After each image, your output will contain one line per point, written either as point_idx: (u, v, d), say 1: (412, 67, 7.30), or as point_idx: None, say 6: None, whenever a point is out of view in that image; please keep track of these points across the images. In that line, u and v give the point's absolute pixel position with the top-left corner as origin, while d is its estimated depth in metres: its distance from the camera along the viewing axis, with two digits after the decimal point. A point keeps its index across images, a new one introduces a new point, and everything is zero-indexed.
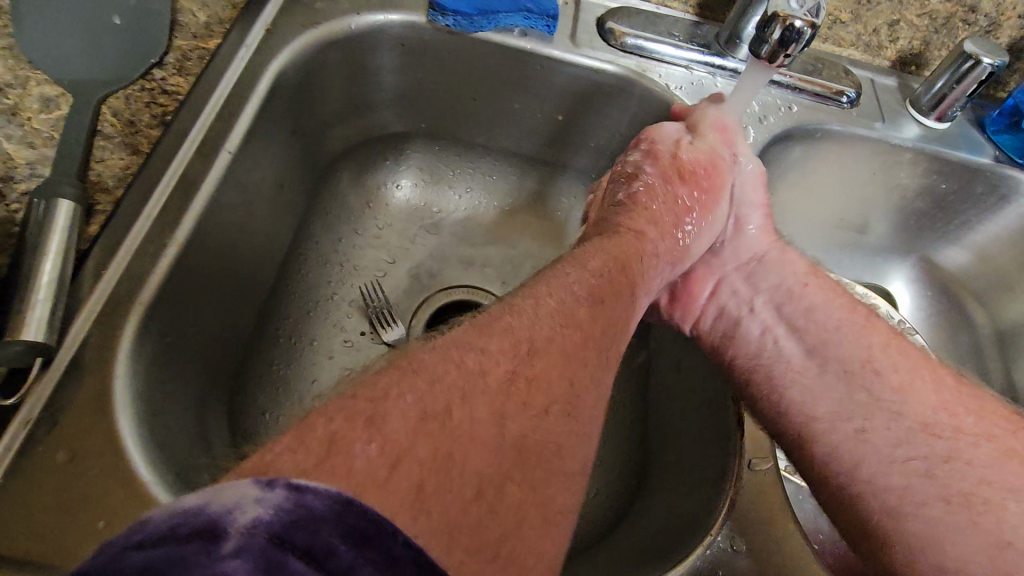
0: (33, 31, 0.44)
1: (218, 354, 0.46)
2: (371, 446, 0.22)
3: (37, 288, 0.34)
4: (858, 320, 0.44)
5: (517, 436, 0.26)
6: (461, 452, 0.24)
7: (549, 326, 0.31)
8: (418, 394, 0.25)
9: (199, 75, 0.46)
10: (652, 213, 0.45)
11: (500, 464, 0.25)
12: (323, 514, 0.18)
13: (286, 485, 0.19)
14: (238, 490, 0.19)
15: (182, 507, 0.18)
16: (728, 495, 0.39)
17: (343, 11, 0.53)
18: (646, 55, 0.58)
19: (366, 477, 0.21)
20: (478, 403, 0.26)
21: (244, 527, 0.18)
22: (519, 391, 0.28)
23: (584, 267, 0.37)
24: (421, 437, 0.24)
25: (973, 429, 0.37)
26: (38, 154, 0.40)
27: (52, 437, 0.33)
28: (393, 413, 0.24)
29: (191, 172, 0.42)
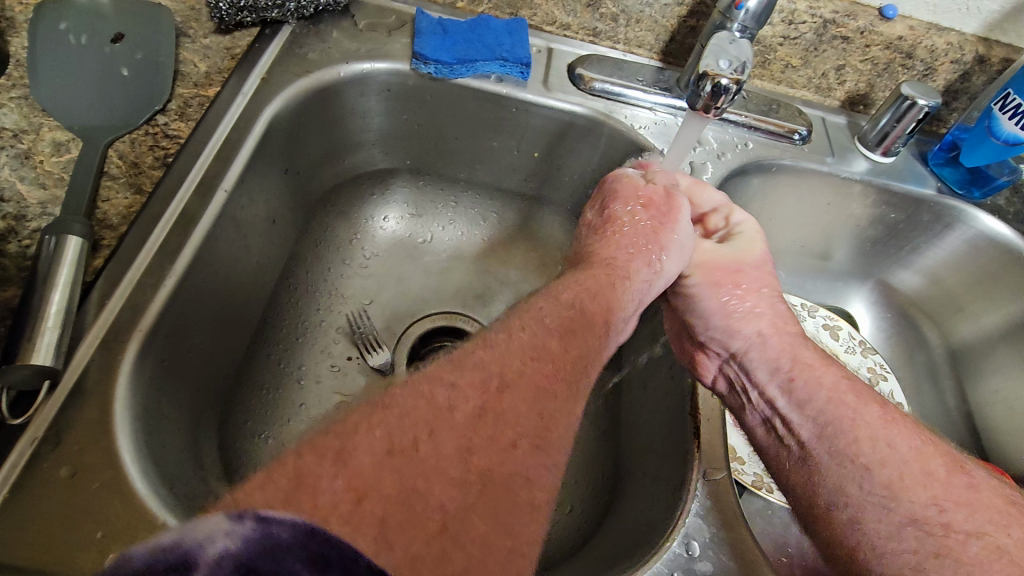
0: (49, 83, 0.48)
1: (209, 378, 0.48)
2: (337, 482, 0.24)
3: (45, 317, 0.36)
4: (844, 394, 0.43)
5: (482, 468, 0.28)
6: (426, 486, 0.26)
7: (519, 359, 0.34)
8: (386, 429, 0.27)
9: (199, 120, 0.50)
10: (622, 240, 0.47)
11: (465, 497, 0.27)
12: (287, 543, 0.21)
13: (253, 517, 0.21)
14: (210, 524, 0.20)
15: (159, 544, 0.20)
16: (686, 505, 0.42)
17: (332, 61, 0.58)
18: (614, 98, 0.63)
19: (332, 510, 0.23)
20: (445, 440, 0.28)
21: (213, 561, 0.19)
22: (486, 425, 0.30)
23: (556, 299, 0.39)
24: (387, 470, 0.26)
25: (963, 527, 0.35)
26: (49, 194, 0.44)
27: (55, 455, 0.35)
28: (360, 449, 0.26)
29: (190, 209, 0.46)
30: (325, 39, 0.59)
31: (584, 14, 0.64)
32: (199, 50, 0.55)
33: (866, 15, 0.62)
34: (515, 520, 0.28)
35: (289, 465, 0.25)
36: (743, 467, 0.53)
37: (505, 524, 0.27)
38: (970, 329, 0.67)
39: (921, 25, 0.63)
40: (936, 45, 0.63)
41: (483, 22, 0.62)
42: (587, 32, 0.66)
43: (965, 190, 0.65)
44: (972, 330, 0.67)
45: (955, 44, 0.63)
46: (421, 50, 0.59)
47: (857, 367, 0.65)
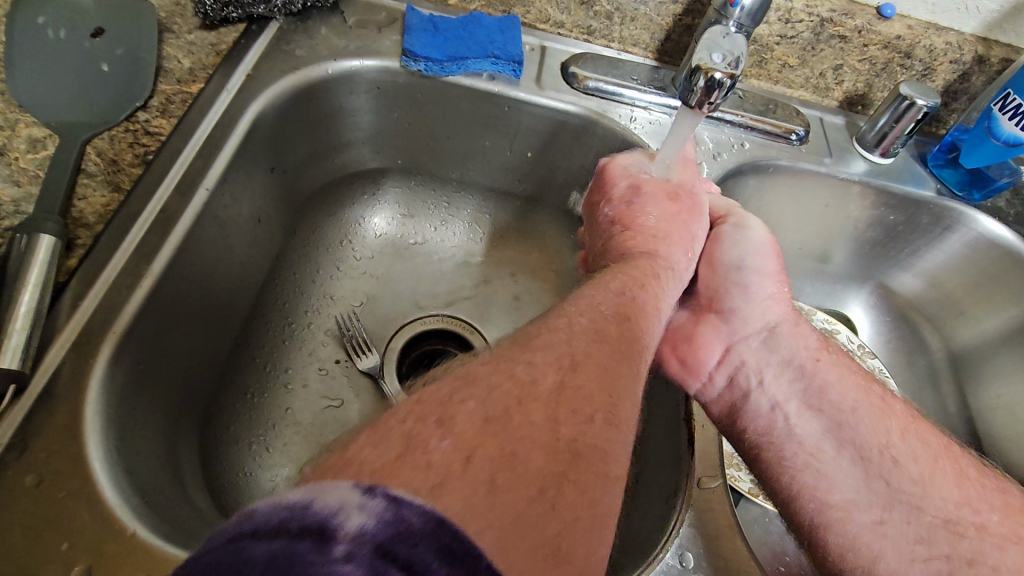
0: (26, 78, 0.47)
1: (189, 381, 0.47)
2: (445, 442, 0.24)
3: (12, 319, 0.35)
4: (872, 394, 0.44)
5: (569, 438, 0.27)
6: (523, 451, 0.25)
7: (585, 342, 0.33)
8: (479, 399, 0.27)
9: (181, 118, 0.49)
10: (657, 233, 0.48)
11: (557, 463, 0.25)
12: (419, 530, 0.19)
13: (384, 494, 0.20)
14: (341, 492, 0.20)
15: (288, 503, 0.19)
16: (680, 513, 0.40)
17: (320, 58, 0.57)
18: (608, 97, 0.62)
19: (442, 469, 0.23)
20: (534, 410, 0.27)
21: (352, 534, 0.19)
22: (568, 399, 0.29)
23: (605, 287, 0.40)
24: (487, 436, 0.25)
25: (997, 530, 0.38)
26: (23, 192, 0.43)
27: (21, 462, 0.34)
28: (459, 417, 0.26)
29: (170, 207, 0.44)
30: (313, 35, 0.58)
31: (578, 11, 0.63)
32: (182, 46, 0.54)
33: (864, 14, 0.61)
34: (596, 494, 0.26)
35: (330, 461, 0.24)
36: (738, 474, 0.52)
37: (590, 496, 0.26)
38: (971, 333, 0.66)
39: (920, 24, 0.62)
40: (935, 45, 0.62)
41: (475, 19, 0.61)
42: (581, 30, 0.65)
43: (964, 192, 0.64)
44: (972, 334, 0.66)
45: (954, 43, 0.62)
46: (411, 47, 0.58)
47: None
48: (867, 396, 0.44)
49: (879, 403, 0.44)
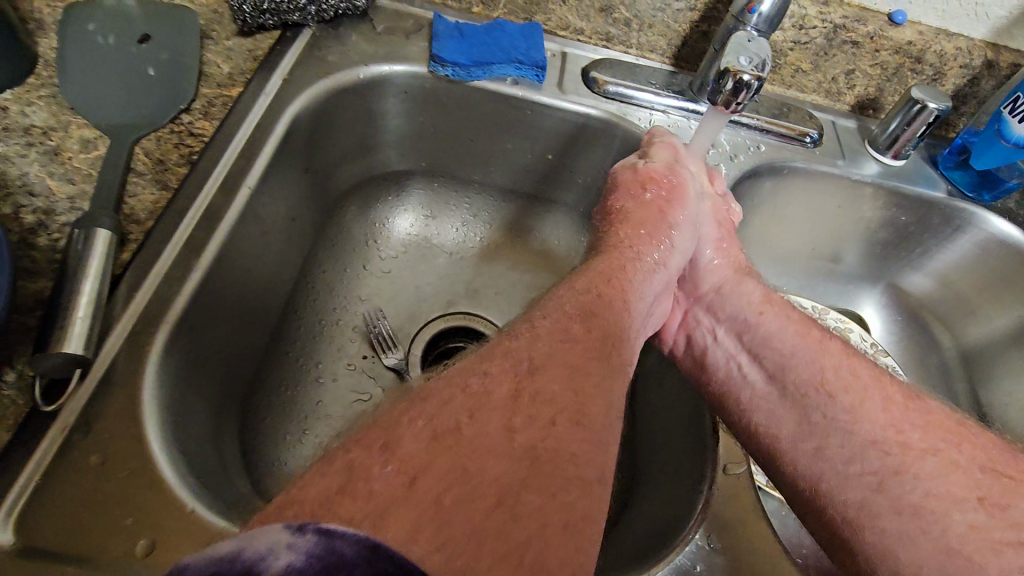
0: (78, 82, 0.49)
1: (231, 370, 0.49)
2: (388, 469, 0.25)
3: (77, 307, 0.37)
4: (812, 328, 0.46)
5: (528, 444, 0.28)
6: (476, 465, 0.26)
7: (550, 344, 0.34)
8: (427, 417, 0.28)
9: (223, 119, 0.51)
10: (639, 218, 0.49)
11: (516, 472, 0.26)
12: (352, 559, 0.20)
13: (315, 530, 0.20)
14: (270, 535, 0.20)
15: (215, 556, 0.19)
16: (708, 497, 0.42)
17: (352, 62, 0.59)
18: (627, 101, 0.64)
19: (384, 496, 0.24)
20: (488, 420, 0.28)
21: (278, 574, 0.19)
22: (525, 405, 0.29)
23: (582, 286, 0.40)
24: (437, 455, 0.26)
25: (918, 444, 0.37)
26: (77, 189, 0.45)
27: (86, 442, 0.35)
28: (405, 437, 0.27)
29: (216, 205, 0.47)
30: (344, 42, 0.60)
31: (597, 18, 0.65)
32: (222, 51, 0.56)
33: (876, 21, 0.63)
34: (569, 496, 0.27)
35: (343, 459, 0.26)
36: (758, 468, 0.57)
37: (592, 501, 0.28)
38: (978, 332, 0.67)
39: (930, 30, 0.63)
40: (945, 50, 0.64)
41: (499, 26, 0.63)
42: (600, 36, 0.67)
43: (974, 193, 0.66)
44: (983, 332, 0.67)
45: (964, 48, 0.63)
46: (439, 53, 0.60)
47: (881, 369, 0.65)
48: (807, 330, 0.45)
49: (817, 340, 0.44)
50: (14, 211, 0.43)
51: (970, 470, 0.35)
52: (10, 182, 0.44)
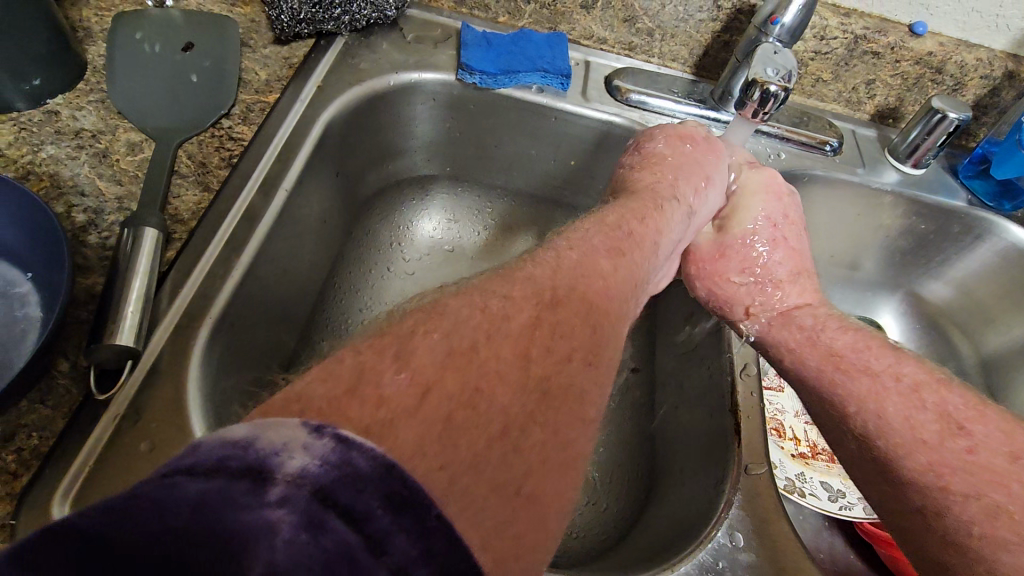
0: (125, 87, 0.52)
1: (266, 365, 0.51)
2: (401, 376, 0.23)
3: (127, 302, 0.39)
4: (835, 371, 0.45)
5: (540, 376, 0.27)
6: (487, 386, 0.25)
7: (571, 277, 0.33)
8: (444, 332, 0.26)
9: (261, 124, 0.53)
10: (666, 165, 0.49)
11: (525, 403, 0.26)
12: (367, 474, 0.18)
13: (333, 435, 0.19)
14: (287, 431, 0.18)
15: (233, 440, 0.18)
16: (728, 497, 0.43)
17: (383, 70, 0.61)
18: (649, 109, 0.65)
19: (395, 404, 0.22)
20: (503, 346, 0.27)
21: (291, 475, 0.17)
22: (543, 334, 0.29)
23: (603, 223, 0.40)
24: (449, 369, 0.25)
25: (958, 487, 0.36)
26: (125, 190, 0.47)
27: (136, 430, 0.37)
28: (419, 350, 0.25)
29: (254, 206, 0.48)
30: (375, 50, 0.62)
31: (620, 28, 0.67)
32: (259, 59, 0.58)
33: (896, 32, 0.64)
34: (568, 437, 0.26)
35: (351, 359, 0.24)
36: (777, 472, 0.62)
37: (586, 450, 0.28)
38: (1000, 340, 0.67)
39: (951, 41, 0.64)
40: (966, 61, 0.64)
41: (525, 35, 0.65)
42: (623, 46, 0.69)
43: (995, 202, 0.66)
44: (1001, 341, 0.68)
45: (985, 60, 0.64)
46: (467, 61, 0.61)
47: None
48: (826, 373, 0.45)
49: (841, 389, 0.44)
50: (66, 210, 0.45)
51: (1013, 513, 0.34)
52: (63, 182, 0.46)
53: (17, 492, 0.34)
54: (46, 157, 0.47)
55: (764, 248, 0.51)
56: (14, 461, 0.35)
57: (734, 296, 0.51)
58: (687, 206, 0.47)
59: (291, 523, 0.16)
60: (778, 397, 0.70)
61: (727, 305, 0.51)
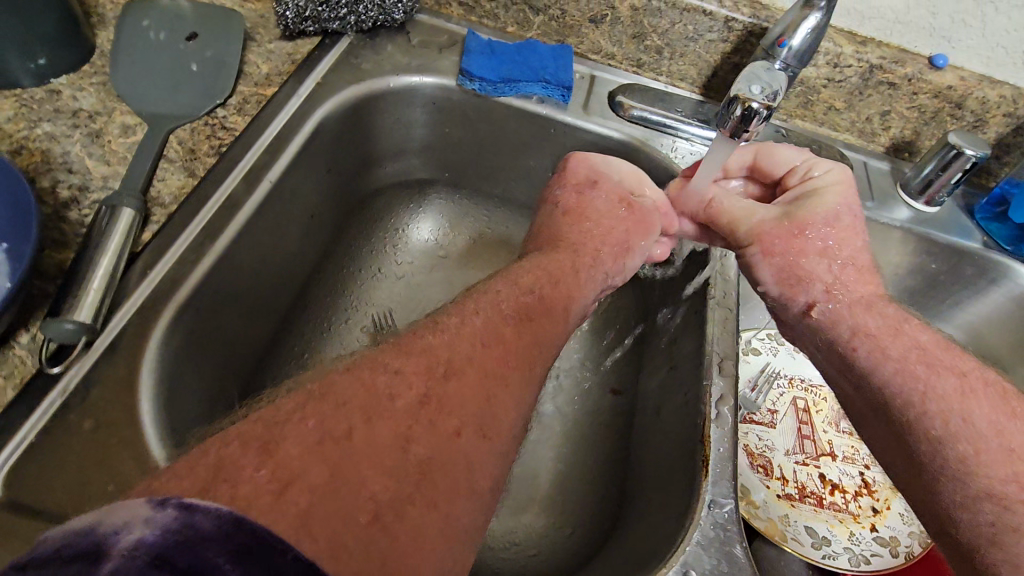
0: (127, 72, 0.53)
1: (236, 356, 0.51)
2: (261, 473, 0.24)
3: (91, 279, 0.39)
4: (918, 363, 0.41)
5: (421, 458, 0.28)
6: (356, 476, 0.26)
7: (468, 347, 0.35)
8: (319, 420, 0.27)
9: (255, 116, 0.54)
10: (595, 222, 0.51)
11: (402, 487, 0.27)
12: (209, 534, 0.19)
13: (177, 504, 0.20)
14: (129, 510, 0.19)
15: (72, 528, 0.19)
16: (687, 531, 0.40)
17: (384, 72, 0.61)
18: (650, 126, 0.64)
19: (251, 502, 0.22)
20: (382, 426, 0.28)
21: (126, 549, 0.18)
22: (429, 415, 0.30)
23: (515, 284, 0.42)
24: (316, 462, 0.25)
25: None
26: (111, 170, 0.48)
27: (83, 407, 0.37)
28: (289, 438, 0.26)
29: (237, 195, 0.49)
30: (379, 51, 0.63)
31: (628, 45, 0.66)
32: (263, 53, 0.59)
33: (915, 63, 0.61)
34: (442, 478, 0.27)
35: (215, 453, 0.25)
36: (758, 512, 0.60)
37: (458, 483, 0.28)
38: None
39: (973, 76, 0.61)
40: (988, 97, 0.61)
41: (531, 46, 0.64)
42: (631, 62, 0.68)
43: (1012, 246, 0.62)
44: None
45: (1008, 97, 0.61)
46: (468, 68, 0.61)
47: None
48: (909, 368, 0.41)
49: (923, 383, 0.40)
50: (52, 185, 0.46)
51: None
52: (53, 159, 0.47)
53: None
54: (42, 133, 0.49)
55: (832, 227, 0.47)
56: None
57: (807, 274, 0.47)
58: (609, 266, 0.50)
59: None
60: (768, 434, 0.66)
61: (803, 284, 0.47)
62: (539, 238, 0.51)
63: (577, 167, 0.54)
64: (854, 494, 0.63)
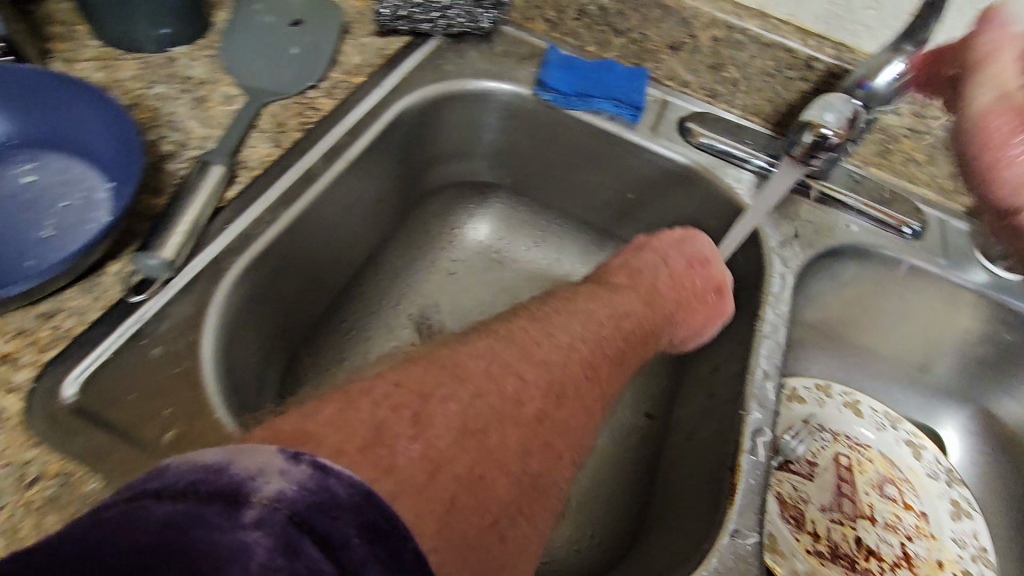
0: (235, 48, 0.58)
1: (287, 322, 0.54)
2: (414, 447, 0.27)
3: (181, 222, 0.43)
4: None
5: (534, 472, 0.32)
6: (489, 475, 0.29)
7: (574, 339, 0.40)
8: (461, 404, 0.31)
9: (342, 101, 0.58)
10: (689, 293, 0.52)
11: (514, 492, 0.30)
12: (343, 502, 0.21)
13: (310, 463, 0.22)
14: (265, 459, 0.22)
15: (203, 464, 0.21)
16: (704, 556, 0.39)
17: (464, 74, 0.64)
18: (720, 155, 0.64)
19: (405, 476, 0.26)
20: (510, 433, 0.32)
21: (267, 498, 0.20)
22: (545, 430, 0.34)
23: (618, 328, 0.44)
24: (460, 452, 0.28)
25: None
26: (209, 132, 0.52)
27: (154, 335, 0.40)
28: (437, 417, 0.29)
29: (315, 169, 0.52)
30: (463, 56, 0.66)
31: (706, 74, 0.67)
32: (358, 46, 0.63)
33: None
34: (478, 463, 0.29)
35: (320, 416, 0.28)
36: (782, 562, 0.57)
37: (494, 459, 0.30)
38: None
39: None
40: None
41: (609, 66, 0.66)
42: (705, 92, 0.69)
43: None
44: None
45: None
46: (545, 78, 0.64)
47: (938, 495, 0.64)
48: None
49: None
50: (157, 139, 0.51)
51: None
52: (161, 116, 0.52)
53: (41, 364, 0.37)
54: (155, 93, 0.54)
55: None
56: (47, 336, 0.38)
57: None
58: (676, 337, 0.52)
59: (266, 545, 0.19)
60: (804, 486, 0.63)
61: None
62: (636, 275, 0.51)
63: (689, 234, 0.56)
64: (892, 565, 0.59)
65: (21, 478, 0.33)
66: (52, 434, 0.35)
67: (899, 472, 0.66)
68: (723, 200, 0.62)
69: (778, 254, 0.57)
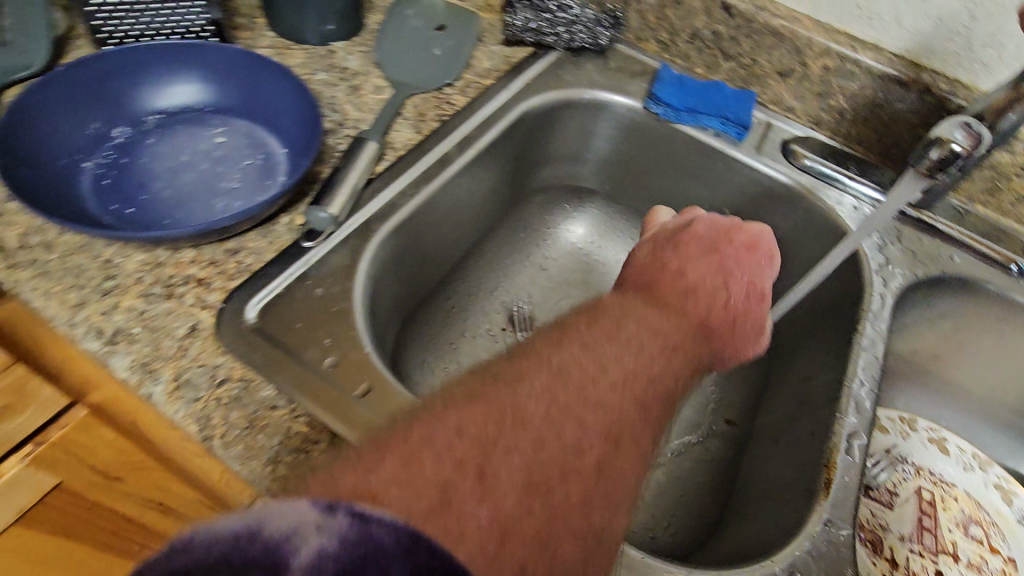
0: (385, 47, 0.65)
1: (407, 290, 0.60)
2: (481, 511, 0.24)
3: (344, 186, 0.50)
4: None
5: (602, 527, 0.28)
6: (558, 540, 0.26)
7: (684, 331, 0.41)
8: (524, 458, 0.27)
9: (473, 99, 0.64)
10: (737, 322, 0.45)
11: (587, 554, 0.27)
12: (391, 549, 0.19)
13: (348, 512, 0.20)
14: (294, 516, 0.19)
15: (225, 534, 0.18)
16: (798, 538, 0.41)
17: (582, 84, 0.70)
18: (821, 178, 0.66)
19: (472, 544, 0.23)
20: (574, 487, 0.28)
21: (307, 565, 0.18)
22: (617, 470, 0.30)
23: (655, 348, 0.38)
24: (527, 512, 0.25)
25: None
26: (362, 116, 0.59)
27: (317, 277, 0.46)
28: (501, 472, 0.26)
29: (449, 155, 0.58)
30: (580, 68, 0.71)
31: (812, 101, 0.69)
32: (487, 52, 0.70)
33: None
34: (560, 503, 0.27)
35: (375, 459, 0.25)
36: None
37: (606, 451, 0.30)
38: None
39: None
40: None
41: (718, 86, 0.70)
42: (809, 118, 0.71)
43: None
44: None
45: None
46: (657, 92, 0.68)
47: None
48: None
49: None
50: None
51: None
52: (323, 99, 0.60)
53: (230, 289, 0.44)
54: (318, 79, 0.62)
55: None
56: (234, 268, 0.45)
57: None
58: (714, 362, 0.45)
59: None
60: (884, 512, 0.62)
61: None
62: (678, 287, 0.44)
63: (757, 253, 0.49)
64: None
65: (212, 377, 0.39)
66: (240, 346, 0.41)
67: (986, 515, 0.64)
68: (822, 220, 0.64)
69: (879, 275, 0.58)
